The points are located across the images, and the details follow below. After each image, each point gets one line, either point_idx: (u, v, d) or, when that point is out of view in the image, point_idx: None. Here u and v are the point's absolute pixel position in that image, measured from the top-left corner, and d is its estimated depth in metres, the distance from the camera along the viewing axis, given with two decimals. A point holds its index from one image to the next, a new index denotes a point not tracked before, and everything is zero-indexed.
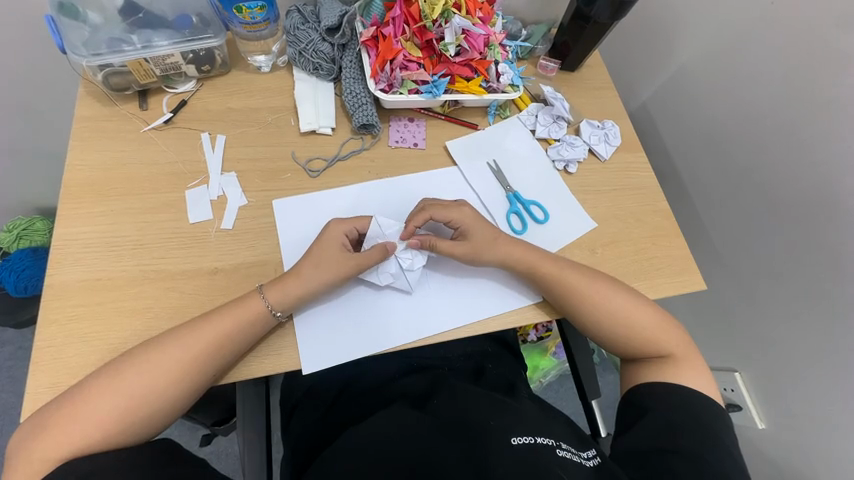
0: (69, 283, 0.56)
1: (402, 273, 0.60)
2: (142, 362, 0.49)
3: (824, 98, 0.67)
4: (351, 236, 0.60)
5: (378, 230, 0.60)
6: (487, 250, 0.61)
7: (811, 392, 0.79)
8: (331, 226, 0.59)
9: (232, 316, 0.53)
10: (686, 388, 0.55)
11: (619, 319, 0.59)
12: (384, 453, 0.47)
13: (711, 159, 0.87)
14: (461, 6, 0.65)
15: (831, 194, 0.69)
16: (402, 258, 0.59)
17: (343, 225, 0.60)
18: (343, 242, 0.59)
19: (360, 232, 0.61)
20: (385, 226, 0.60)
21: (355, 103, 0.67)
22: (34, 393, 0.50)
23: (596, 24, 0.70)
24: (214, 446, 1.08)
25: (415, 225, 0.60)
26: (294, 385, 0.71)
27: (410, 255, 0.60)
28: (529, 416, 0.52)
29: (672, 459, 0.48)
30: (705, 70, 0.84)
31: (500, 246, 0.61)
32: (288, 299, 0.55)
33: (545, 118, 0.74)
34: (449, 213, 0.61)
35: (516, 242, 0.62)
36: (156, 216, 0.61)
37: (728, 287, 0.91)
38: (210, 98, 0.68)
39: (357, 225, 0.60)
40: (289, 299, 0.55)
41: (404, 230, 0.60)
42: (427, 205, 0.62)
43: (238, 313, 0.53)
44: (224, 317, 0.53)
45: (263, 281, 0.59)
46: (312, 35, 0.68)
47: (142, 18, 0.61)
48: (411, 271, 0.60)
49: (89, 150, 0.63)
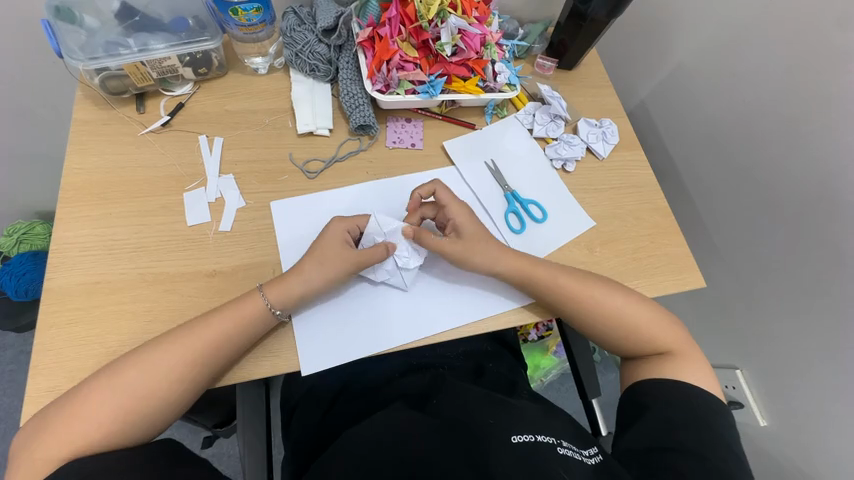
0: (68, 286, 0.56)
1: (398, 271, 0.60)
2: (142, 362, 0.49)
3: (824, 94, 0.67)
4: (353, 235, 0.61)
5: (377, 228, 0.61)
6: (473, 256, 0.60)
7: (813, 389, 0.78)
8: (333, 223, 0.59)
9: (230, 315, 0.53)
10: (686, 385, 0.55)
11: (618, 317, 0.59)
12: (383, 453, 0.47)
13: (710, 156, 0.87)
14: (457, 6, 0.64)
15: (831, 189, 0.69)
16: (399, 255, 0.60)
17: (344, 222, 0.60)
18: (345, 238, 0.59)
19: (360, 229, 0.61)
20: (384, 224, 0.61)
21: (352, 104, 0.67)
22: (33, 396, 0.51)
23: (594, 22, 0.69)
24: (215, 448, 1.08)
25: (419, 195, 0.63)
26: (295, 386, 0.71)
27: (407, 253, 0.60)
28: (530, 415, 0.51)
29: (673, 457, 0.48)
30: (703, 67, 0.84)
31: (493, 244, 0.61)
32: (288, 296, 0.55)
33: (544, 117, 0.73)
34: (451, 205, 0.62)
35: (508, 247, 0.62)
36: (154, 219, 0.61)
37: (729, 284, 0.90)
38: (207, 101, 0.68)
39: (359, 223, 0.61)
40: (290, 295, 0.55)
41: (412, 200, 0.63)
42: (438, 182, 0.63)
43: (236, 312, 0.53)
44: (223, 317, 0.53)
45: (262, 281, 0.59)
46: (308, 36, 0.68)
47: (138, 22, 0.62)
48: (407, 269, 0.60)
49: (86, 153, 0.63)
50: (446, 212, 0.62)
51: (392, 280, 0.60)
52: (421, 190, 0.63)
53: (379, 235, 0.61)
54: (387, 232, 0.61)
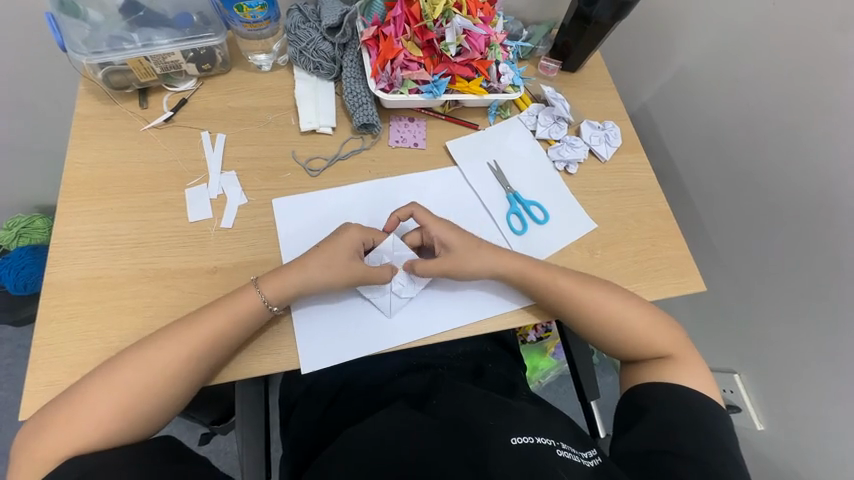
0: (69, 281, 0.56)
1: (389, 294, 0.60)
2: (135, 360, 0.49)
3: (824, 100, 0.67)
4: (367, 245, 0.60)
5: (390, 248, 0.60)
6: (474, 256, 0.60)
7: (810, 393, 0.79)
8: (348, 229, 0.59)
9: (224, 312, 0.53)
10: (685, 388, 0.55)
11: (618, 320, 0.59)
12: (382, 452, 0.47)
13: (711, 160, 0.87)
14: (462, 6, 0.65)
15: (831, 195, 0.69)
16: (395, 282, 0.60)
17: (361, 232, 0.59)
18: (358, 248, 0.58)
19: (374, 241, 0.61)
20: (397, 246, 0.61)
21: (355, 102, 0.67)
22: (33, 391, 0.51)
23: (598, 25, 0.70)
24: (212, 445, 1.08)
25: (397, 217, 0.62)
26: (294, 384, 0.71)
27: (402, 281, 0.60)
28: (529, 416, 0.52)
29: (671, 460, 0.48)
30: (705, 71, 0.84)
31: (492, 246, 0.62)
32: (283, 292, 0.55)
33: (546, 119, 0.73)
34: (432, 226, 0.61)
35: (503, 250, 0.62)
36: (156, 215, 0.61)
37: (728, 288, 0.91)
38: (210, 97, 0.68)
39: (375, 236, 0.61)
40: (283, 292, 0.55)
41: (389, 221, 0.62)
42: (415, 205, 0.62)
43: (230, 308, 0.53)
44: (216, 313, 0.52)
45: (258, 274, 0.59)
46: (313, 34, 0.68)
47: (142, 17, 0.61)
48: (398, 296, 0.60)
49: (89, 148, 0.63)
50: (427, 232, 0.62)
51: (379, 299, 0.60)
52: (397, 212, 0.62)
53: (388, 256, 0.61)
54: (396, 256, 0.61)
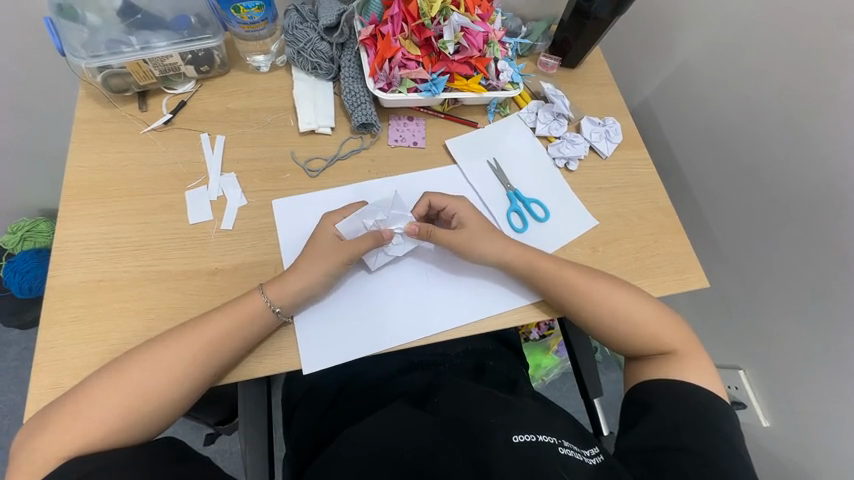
0: (70, 284, 0.56)
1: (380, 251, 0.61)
2: (143, 359, 0.49)
3: (827, 93, 0.67)
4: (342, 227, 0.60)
5: (385, 205, 0.62)
6: (482, 247, 0.61)
7: (817, 387, 0.78)
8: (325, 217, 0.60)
9: (233, 314, 0.53)
10: (690, 385, 0.54)
11: (619, 315, 0.59)
12: (384, 453, 0.47)
13: (713, 155, 0.87)
14: (459, 4, 0.65)
15: (837, 190, 0.68)
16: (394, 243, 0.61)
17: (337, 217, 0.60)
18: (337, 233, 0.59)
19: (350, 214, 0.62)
20: (394, 204, 0.62)
21: (354, 102, 0.67)
22: (36, 393, 0.51)
23: (597, 21, 0.69)
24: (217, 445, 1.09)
25: (418, 214, 0.63)
26: (295, 385, 0.71)
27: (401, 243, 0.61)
28: (530, 415, 0.51)
29: (676, 457, 0.48)
30: (706, 64, 0.84)
31: (494, 233, 0.62)
32: (289, 296, 0.55)
33: (546, 116, 0.73)
34: (451, 203, 0.63)
35: (506, 240, 0.62)
36: (156, 217, 0.61)
37: (731, 283, 0.90)
38: (210, 99, 0.68)
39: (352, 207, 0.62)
40: (289, 293, 0.55)
41: (419, 206, 0.63)
42: (430, 194, 0.63)
43: (239, 310, 0.54)
44: (226, 314, 0.53)
45: (263, 281, 0.59)
46: (310, 34, 0.67)
47: (140, 20, 0.61)
48: (386, 253, 0.61)
49: (90, 151, 0.63)
50: (447, 211, 0.63)
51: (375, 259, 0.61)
52: (414, 209, 0.63)
53: (382, 213, 0.62)
54: (392, 213, 0.62)
